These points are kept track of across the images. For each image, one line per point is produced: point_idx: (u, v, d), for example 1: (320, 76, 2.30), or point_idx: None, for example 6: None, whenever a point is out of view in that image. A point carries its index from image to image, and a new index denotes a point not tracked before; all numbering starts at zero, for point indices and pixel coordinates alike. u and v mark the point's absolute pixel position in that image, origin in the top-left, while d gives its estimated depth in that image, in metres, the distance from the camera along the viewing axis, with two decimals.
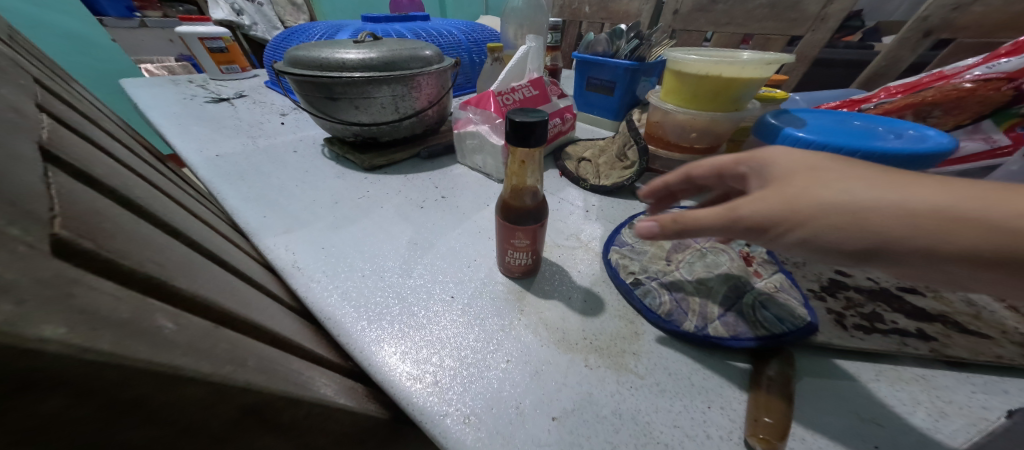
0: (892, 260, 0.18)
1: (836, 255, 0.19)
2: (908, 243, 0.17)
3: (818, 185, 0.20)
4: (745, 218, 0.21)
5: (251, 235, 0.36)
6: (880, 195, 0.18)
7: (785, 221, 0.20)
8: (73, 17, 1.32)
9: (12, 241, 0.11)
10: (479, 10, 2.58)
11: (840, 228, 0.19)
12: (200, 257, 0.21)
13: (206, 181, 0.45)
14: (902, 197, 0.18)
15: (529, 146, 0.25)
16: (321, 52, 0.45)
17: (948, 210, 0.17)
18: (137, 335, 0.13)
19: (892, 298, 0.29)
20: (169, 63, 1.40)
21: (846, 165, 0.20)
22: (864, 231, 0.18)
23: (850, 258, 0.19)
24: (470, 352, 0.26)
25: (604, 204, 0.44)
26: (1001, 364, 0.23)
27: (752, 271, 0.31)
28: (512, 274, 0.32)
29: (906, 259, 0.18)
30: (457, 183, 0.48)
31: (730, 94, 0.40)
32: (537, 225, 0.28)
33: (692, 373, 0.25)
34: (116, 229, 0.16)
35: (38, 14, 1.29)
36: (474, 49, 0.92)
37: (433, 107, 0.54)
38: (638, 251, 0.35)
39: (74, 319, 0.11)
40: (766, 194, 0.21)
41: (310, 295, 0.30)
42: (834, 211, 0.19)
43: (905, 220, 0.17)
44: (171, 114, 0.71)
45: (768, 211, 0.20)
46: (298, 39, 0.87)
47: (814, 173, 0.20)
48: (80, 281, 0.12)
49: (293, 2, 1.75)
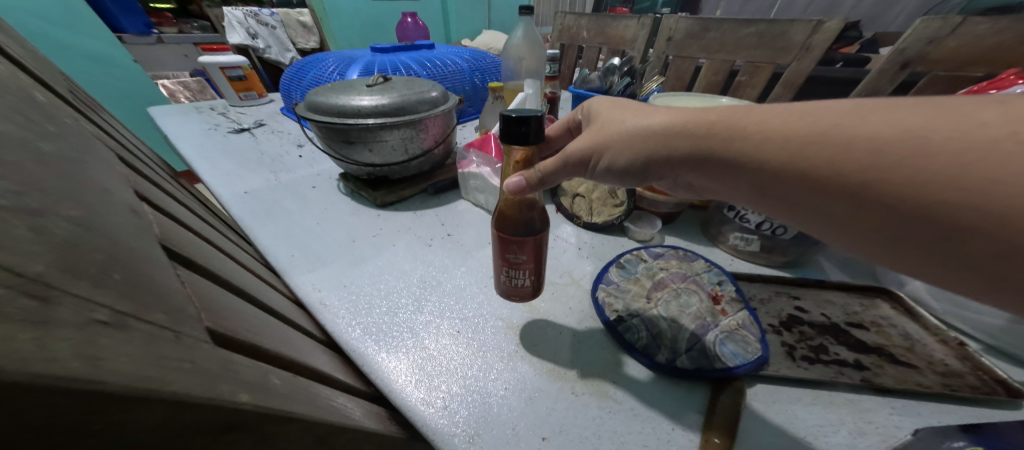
0: (651, 175, 0.30)
1: (626, 171, 0.30)
2: (657, 158, 0.28)
3: (619, 122, 0.31)
4: (573, 154, 0.31)
5: (283, 274, 0.41)
6: (642, 123, 0.29)
7: (598, 155, 0.31)
8: (98, 38, 1.40)
9: (198, 342, 0.17)
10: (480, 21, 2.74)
11: (625, 155, 0.29)
12: (265, 317, 0.27)
13: (237, 218, 0.51)
14: (652, 123, 0.28)
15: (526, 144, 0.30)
16: (338, 99, 0.50)
17: (682, 127, 0.27)
18: (267, 395, 0.19)
19: (840, 333, 0.33)
20: (184, 77, 1.69)
21: (642, 106, 0.31)
22: (635, 154, 0.29)
23: (638, 174, 0.30)
24: (472, 380, 0.31)
25: (595, 241, 0.48)
26: (920, 390, 0.27)
27: (719, 309, 0.35)
28: (507, 296, 0.36)
29: (665, 171, 0.29)
30: (461, 220, 0.53)
31: None
32: (534, 238, 0.31)
33: (662, 398, 0.29)
34: (225, 309, 0.21)
35: (61, 36, 1.34)
36: (477, 77, 0.98)
37: (439, 145, 0.59)
38: (623, 289, 0.39)
39: (241, 388, 0.17)
40: (590, 134, 0.32)
41: (337, 330, 0.35)
42: (621, 138, 0.30)
43: (653, 142, 0.28)
44: (198, 146, 0.77)
45: (588, 145, 0.31)
46: (313, 71, 0.93)
47: (621, 114, 0.31)
48: (230, 359, 0.18)
49: (304, 25, 1.96)
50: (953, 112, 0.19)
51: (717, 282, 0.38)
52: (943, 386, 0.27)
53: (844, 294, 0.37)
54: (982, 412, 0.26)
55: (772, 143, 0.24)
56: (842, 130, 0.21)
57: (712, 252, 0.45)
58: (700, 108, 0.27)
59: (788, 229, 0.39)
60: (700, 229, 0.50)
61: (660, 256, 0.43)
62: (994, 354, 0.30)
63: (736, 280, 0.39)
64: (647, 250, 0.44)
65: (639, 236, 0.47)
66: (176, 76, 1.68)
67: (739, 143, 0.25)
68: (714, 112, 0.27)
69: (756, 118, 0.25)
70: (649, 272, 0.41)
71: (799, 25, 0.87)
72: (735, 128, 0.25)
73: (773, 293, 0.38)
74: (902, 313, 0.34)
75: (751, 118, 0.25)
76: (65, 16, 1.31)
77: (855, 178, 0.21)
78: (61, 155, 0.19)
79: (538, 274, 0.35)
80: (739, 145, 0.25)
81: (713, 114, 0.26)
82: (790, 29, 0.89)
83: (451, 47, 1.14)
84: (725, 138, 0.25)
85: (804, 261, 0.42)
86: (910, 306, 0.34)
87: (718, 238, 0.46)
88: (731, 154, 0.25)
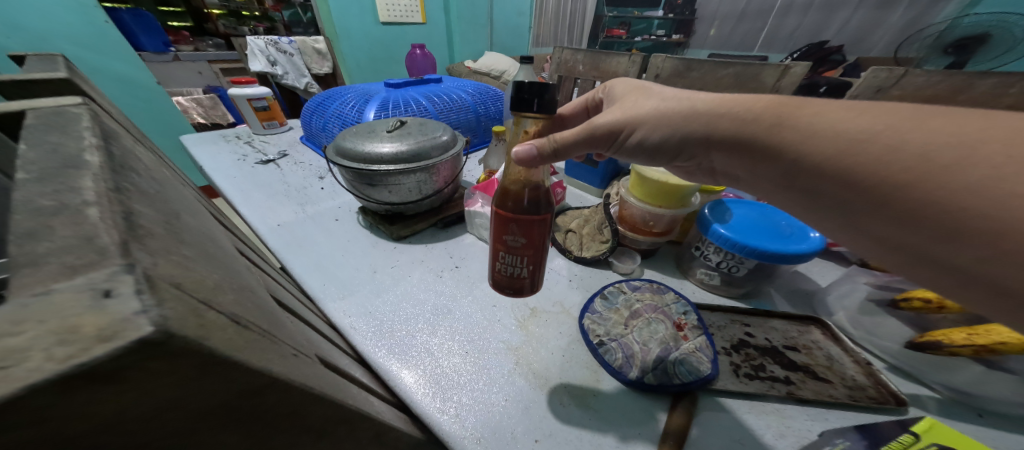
0: (672, 153, 0.38)
1: (654, 143, 0.38)
2: (688, 132, 0.36)
3: (633, 107, 0.40)
4: (601, 126, 0.40)
5: (318, 301, 0.49)
6: (669, 106, 0.38)
7: (630, 129, 0.39)
8: (128, 64, 1.55)
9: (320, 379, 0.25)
10: (482, 40, 2.93)
11: (655, 131, 0.38)
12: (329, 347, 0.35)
13: (275, 250, 0.59)
14: (682, 107, 0.37)
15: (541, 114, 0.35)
16: (363, 146, 0.55)
17: (725, 109, 0.34)
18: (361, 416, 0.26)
19: (777, 354, 0.41)
20: (195, 95, 2.11)
21: (666, 95, 0.40)
22: (661, 130, 0.37)
23: (663, 149, 0.38)
24: (479, 392, 0.38)
25: (584, 274, 0.56)
26: (830, 400, 0.35)
27: (681, 334, 0.43)
28: (497, 283, 0.42)
29: (699, 150, 0.37)
30: (467, 252, 0.61)
31: (678, 194, 0.50)
32: (533, 217, 0.36)
33: (633, 408, 0.37)
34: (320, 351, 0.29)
35: (94, 61, 1.47)
36: (480, 110, 1.06)
37: (449, 184, 0.65)
38: (605, 318, 0.47)
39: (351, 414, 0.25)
40: (625, 114, 0.40)
41: (366, 351, 0.42)
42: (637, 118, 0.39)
43: (678, 119, 0.36)
44: (231, 177, 0.85)
45: (626, 121, 0.39)
46: (332, 105, 1.01)
47: (636, 102, 0.41)
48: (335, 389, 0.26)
49: (320, 52, 2.14)
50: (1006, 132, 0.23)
51: (682, 312, 0.46)
52: (848, 397, 0.35)
53: (787, 322, 0.44)
54: (874, 417, 0.33)
55: (816, 136, 0.29)
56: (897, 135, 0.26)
57: (683, 284, 0.53)
58: (753, 95, 0.33)
59: (741, 267, 0.47)
60: (675, 263, 0.58)
61: (637, 289, 0.51)
62: (893, 371, 0.37)
63: (699, 310, 0.47)
64: (627, 283, 0.52)
65: (622, 269, 0.55)
66: (188, 94, 2.09)
67: (790, 134, 0.30)
68: (768, 101, 0.32)
69: (811, 111, 0.30)
70: (627, 302, 0.49)
71: (769, 69, 0.98)
72: (789, 122, 0.30)
73: (729, 321, 0.45)
74: (829, 337, 0.42)
75: (810, 112, 0.30)
76: (100, 44, 1.45)
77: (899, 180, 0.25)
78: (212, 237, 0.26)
79: (531, 267, 0.40)
80: (783, 134, 0.30)
81: (767, 103, 0.32)
82: (761, 72, 1.00)
83: (457, 78, 1.21)
84: (773, 126, 0.31)
85: (758, 293, 0.49)
86: (838, 332, 0.42)
87: (688, 272, 0.54)
88: (773, 143, 0.31)
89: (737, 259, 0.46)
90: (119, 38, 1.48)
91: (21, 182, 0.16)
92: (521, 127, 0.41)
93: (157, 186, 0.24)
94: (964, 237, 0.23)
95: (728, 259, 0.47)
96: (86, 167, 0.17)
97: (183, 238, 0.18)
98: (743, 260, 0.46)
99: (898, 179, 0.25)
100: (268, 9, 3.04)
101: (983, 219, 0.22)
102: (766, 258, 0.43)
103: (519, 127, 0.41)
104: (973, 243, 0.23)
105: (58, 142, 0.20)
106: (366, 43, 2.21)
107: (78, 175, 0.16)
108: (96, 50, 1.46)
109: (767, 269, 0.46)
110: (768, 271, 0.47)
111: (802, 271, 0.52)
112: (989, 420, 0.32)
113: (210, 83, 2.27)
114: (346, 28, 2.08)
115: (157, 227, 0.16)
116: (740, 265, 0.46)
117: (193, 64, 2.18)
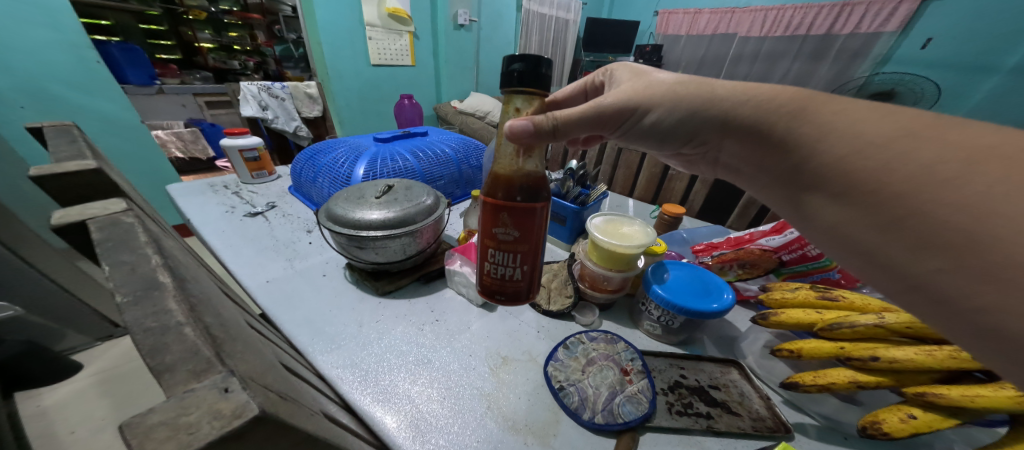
0: (680, 133, 0.48)
1: (668, 121, 0.47)
2: (709, 111, 0.44)
3: (636, 93, 0.49)
4: (613, 105, 0.48)
5: (308, 354, 0.55)
6: (676, 89, 0.46)
7: (647, 108, 0.48)
8: (115, 103, 1.62)
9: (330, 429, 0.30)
10: (468, 81, 3.16)
11: (673, 109, 0.46)
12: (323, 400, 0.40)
13: (265, 308, 0.65)
14: (689, 92, 0.45)
15: (534, 88, 0.38)
16: (353, 213, 0.63)
17: (737, 112, 0.41)
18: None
19: (703, 393, 0.49)
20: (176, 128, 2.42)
21: (673, 77, 0.48)
22: (677, 112, 0.46)
23: (678, 125, 0.47)
24: (454, 435, 0.44)
25: (550, 325, 0.64)
26: (738, 432, 0.43)
27: (627, 378, 0.51)
28: (485, 285, 0.47)
29: (714, 139, 0.45)
30: (447, 307, 0.68)
31: (624, 261, 0.59)
32: (534, 205, 0.40)
33: (585, 444, 0.44)
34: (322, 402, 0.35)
35: (79, 100, 1.53)
36: (463, 163, 1.16)
37: (431, 243, 0.73)
38: (565, 365, 0.54)
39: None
40: (643, 94, 0.48)
41: (354, 398, 0.48)
42: (640, 102, 0.48)
43: (686, 104, 0.45)
44: (220, 232, 0.90)
45: (645, 101, 0.48)
46: (322, 160, 1.06)
47: (641, 85, 0.49)
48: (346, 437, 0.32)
49: (310, 96, 2.28)
50: (997, 157, 0.27)
51: (629, 358, 0.54)
52: (752, 428, 0.44)
53: (713, 364, 0.53)
54: (770, 444, 0.42)
55: (833, 134, 0.34)
56: (909, 146, 0.30)
57: (633, 333, 0.62)
58: (778, 91, 0.39)
59: (675, 320, 0.56)
60: (627, 313, 0.67)
61: (594, 339, 0.58)
62: (787, 404, 0.47)
63: (644, 356, 0.55)
64: (586, 334, 0.60)
65: (584, 321, 0.63)
66: (169, 127, 2.42)
67: (810, 129, 0.36)
68: (794, 92, 0.38)
69: (835, 107, 0.35)
70: (585, 351, 0.56)
71: None
72: (813, 112, 0.36)
73: (668, 365, 0.54)
74: (743, 377, 0.51)
75: (837, 109, 0.35)
76: (88, 83, 1.52)
77: (899, 187, 0.30)
78: (239, 322, 0.32)
79: (518, 264, 0.43)
80: (802, 128, 0.36)
81: (792, 93, 0.38)
82: None
83: (442, 129, 1.29)
84: (792, 118, 0.37)
85: (692, 340, 0.59)
86: (749, 372, 0.51)
87: (638, 322, 0.63)
88: (792, 136, 0.37)
89: (670, 314, 0.56)
90: (110, 79, 1.59)
91: (121, 304, 0.23)
92: (513, 104, 0.41)
93: (199, 286, 0.30)
94: (935, 246, 0.28)
95: (664, 314, 0.56)
96: (165, 289, 0.24)
97: (233, 336, 0.26)
98: (675, 315, 0.55)
99: (896, 187, 0.30)
100: (260, 44, 3.27)
101: (961, 231, 0.27)
102: (689, 314, 0.53)
103: (510, 105, 0.42)
104: (936, 251, 0.28)
105: (131, 260, 0.27)
106: (358, 83, 2.34)
107: (163, 297, 0.24)
108: (83, 90, 1.52)
109: (696, 321, 0.56)
110: (698, 322, 0.57)
111: (730, 320, 0.62)
112: (851, 442, 0.42)
113: (191, 113, 2.61)
114: (338, 70, 2.19)
115: (219, 332, 0.24)
116: (673, 318, 0.56)
117: (178, 95, 2.50)
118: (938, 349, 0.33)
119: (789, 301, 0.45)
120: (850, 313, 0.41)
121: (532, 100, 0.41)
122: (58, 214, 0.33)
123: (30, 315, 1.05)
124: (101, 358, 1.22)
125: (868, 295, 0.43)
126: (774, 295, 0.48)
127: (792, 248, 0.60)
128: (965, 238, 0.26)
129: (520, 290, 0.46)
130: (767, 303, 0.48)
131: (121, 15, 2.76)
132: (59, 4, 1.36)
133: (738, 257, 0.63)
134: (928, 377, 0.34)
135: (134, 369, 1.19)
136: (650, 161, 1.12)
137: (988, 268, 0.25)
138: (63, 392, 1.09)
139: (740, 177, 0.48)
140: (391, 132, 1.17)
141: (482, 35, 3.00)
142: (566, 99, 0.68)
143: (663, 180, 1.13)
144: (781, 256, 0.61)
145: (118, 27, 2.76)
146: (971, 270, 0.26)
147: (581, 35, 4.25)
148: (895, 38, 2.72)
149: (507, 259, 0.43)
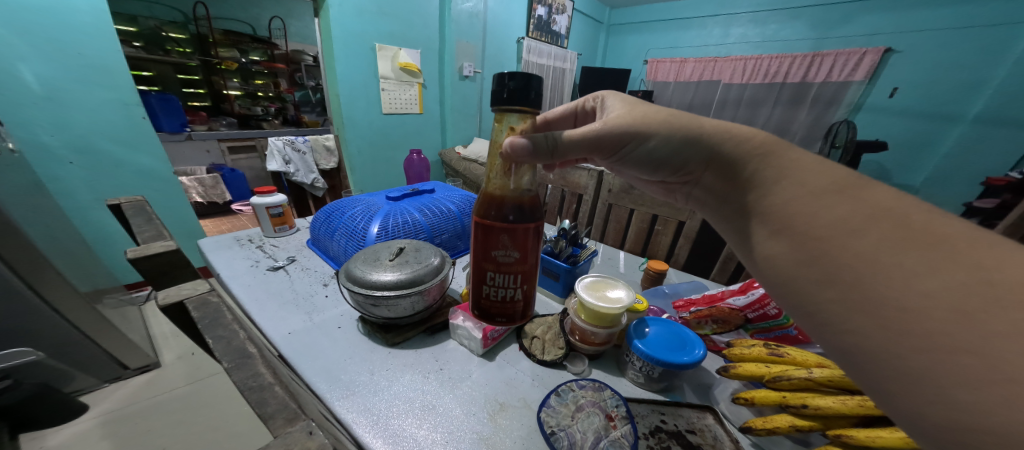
0: (675, 163, 0.53)
1: (665, 152, 0.53)
2: (712, 136, 0.50)
3: (634, 120, 0.53)
4: (612, 127, 0.53)
5: (326, 399, 0.62)
6: (668, 121, 0.52)
7: (646, 135, 0.52)
8: (153, 157, 1.82)
9: None
10: (472, 130, 3.44)
11: (672, 136, 0.52)
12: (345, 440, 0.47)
13: (287, 357, 0.73)
14: (679, 128, 0.51)
15: (524, 105, 0.45)
16: (370, 271, 0.73)
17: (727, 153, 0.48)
18: None
19: (680, 437, 0.55)
20: (200, 177, 2.62)
21: (668, 110, 0.53)
22: (676, 141, 0.52)
23: (670, 159, 0.53)
24: None
25: (544, 373, 0.71)
26: None
27: (612, 424, 0.57)
28: (482, 305, 0.53)
29: (700, 168, 0.52)
30: (450, 357, 0.75)
31: (607, 318, 0.68)
32: (530, 224, 0.46)
33: None
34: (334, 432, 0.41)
35: (124, 154, 1.73)
36: (466, 218, 1.29)
37: (437, 299, 0.82)
38: (557, 411, 0.60)
39: None
40: (639, 121, 0.53)
41: (366, 441, 0.55)
42: (641, 129, 0.52)
43: (682, 138, 0.51)
44: (246, 286, 1.01)
45: (644, 128, 0.52)
46: (339, 219, 1.18)
47: (640, 113, 0.53)
48: None
49: (327, 149, 2.57)
50: (894, 212, 0.34)
51: (614, 405, 0.60)
52: None
53: (691, 409, 0.60)
54: None
55: (780, 185, 0.42)
56: (825, 200, 0.37)
57: (620, 381, 0.68)
58: (737, 150, 0.47)
59: (654, 370, 0.63)
60: (614, 362, 0.74)
61: (583, 387, 0.65)
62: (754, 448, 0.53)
63: (628, 402, 0.61)
64: (576, 382, 0.66)
65: (574, 369, 0.70)
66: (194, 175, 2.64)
67: (770, 176, 0.43)
68: (763, 139, 0.46)
69: (790, 159, 0.43)
70: (574, 399, 0.62)
71: None
72: (777, 156, 0.44)
73: (650, 411, 0.60)
74: (717, 421, 0.57)
75: (791, 159, 0.43)
76: (134, 141, 1.74)
77: (818, 232, 0.37)
78: (291, 380, 0.40)
79: (516, 290, 0.51)
80: (765, 173, 0.44)
81: (764, 138, 0.46)
82: None
83: (447, 186, 1.42)
84: (761, 160, 0.45)
85: (673, 387, 0.66)
86: (722, 417, 0.58)
87: (624, 370, 0.70)
88: (754, 183, 0.44)
89: (648, 366, 0.63)
90: (151, 133, 1.79)
91: (226, 369, 0.32)
92: (507, 122, 0.48)
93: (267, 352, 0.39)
94: (836, 282, 0.35)
95: (644, 365, 0.63)
96: (254, 358, 0.34)
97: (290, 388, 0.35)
98: (651, 368, 0.63)
99: (820, 231, 0.36)
100: (282, 91, 3.61)
101: (855, 273, 0.33)
102: (665, 365, 0.60)
103: (504, 123, 0.50)
104: (836, 287, 0.35)
105: (226, 334, 0.37)
106: (369, 131, 2.55)
107: (253, 364, 0.33)
108: (128, 145, 1.73)
109: (675, 372, 0.63)
110: (676, 372, 0.63)
111: (707, 368, 0.69)
112: None
113: (212, 157, 2.84)
114: (352, 120, 2.43)
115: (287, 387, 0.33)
116: (652, 369, 0.63)
117: (203, 141, 2.72)
118: (851, 398, 0.41)
119: (747, 354, 0.53)
120: (791, 367, 0.49)
121: (524, 117, 0.48)
122: (160, 294, 0.44)
123: (50, 359, 1.13)
124: (106, 400, 1.27)
125: (808, 352, 0.51)
126: (737, 350, 0.55)
127: (755, 307, 0.68)
128: (857, 277, 0.33)
129: (516, 311, 0.53)
130: (732, 356, 0.55)
131: (163, 67, 3.15)
132: (118, 69, 1.59)
133: (711, 313, 0.71)
134: (847, 422, 0.42)
135: (136, 410, 1.24)
136: (637, 216, 1.25)
137: (866, 302, 0.32)
138: (67, 433, 1.14)
139: (712, 214, 0.54)
140: (402, 190, 1.30)
141: (485, 86, 3.31)
142: (559, 119, 0.72)
143: (651, 232, 1.23)
144: (747, 314, 0.69)
145: (158, 78, 3.16)
146: (857, 304, 0.33)
147: (579, 81, 4.61)
148: (864, 86, 2.98)
149: (507, 281, 0.50)
